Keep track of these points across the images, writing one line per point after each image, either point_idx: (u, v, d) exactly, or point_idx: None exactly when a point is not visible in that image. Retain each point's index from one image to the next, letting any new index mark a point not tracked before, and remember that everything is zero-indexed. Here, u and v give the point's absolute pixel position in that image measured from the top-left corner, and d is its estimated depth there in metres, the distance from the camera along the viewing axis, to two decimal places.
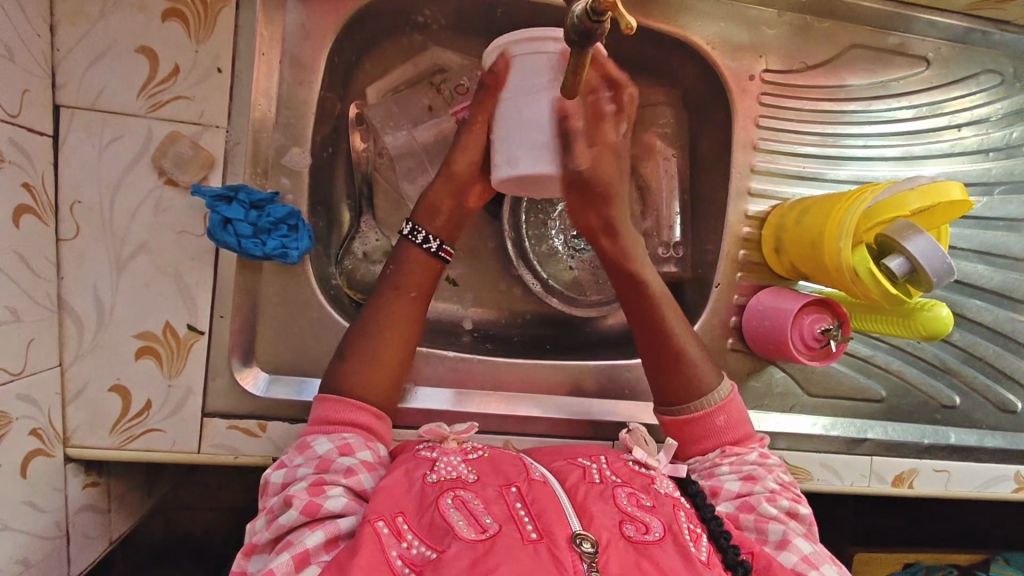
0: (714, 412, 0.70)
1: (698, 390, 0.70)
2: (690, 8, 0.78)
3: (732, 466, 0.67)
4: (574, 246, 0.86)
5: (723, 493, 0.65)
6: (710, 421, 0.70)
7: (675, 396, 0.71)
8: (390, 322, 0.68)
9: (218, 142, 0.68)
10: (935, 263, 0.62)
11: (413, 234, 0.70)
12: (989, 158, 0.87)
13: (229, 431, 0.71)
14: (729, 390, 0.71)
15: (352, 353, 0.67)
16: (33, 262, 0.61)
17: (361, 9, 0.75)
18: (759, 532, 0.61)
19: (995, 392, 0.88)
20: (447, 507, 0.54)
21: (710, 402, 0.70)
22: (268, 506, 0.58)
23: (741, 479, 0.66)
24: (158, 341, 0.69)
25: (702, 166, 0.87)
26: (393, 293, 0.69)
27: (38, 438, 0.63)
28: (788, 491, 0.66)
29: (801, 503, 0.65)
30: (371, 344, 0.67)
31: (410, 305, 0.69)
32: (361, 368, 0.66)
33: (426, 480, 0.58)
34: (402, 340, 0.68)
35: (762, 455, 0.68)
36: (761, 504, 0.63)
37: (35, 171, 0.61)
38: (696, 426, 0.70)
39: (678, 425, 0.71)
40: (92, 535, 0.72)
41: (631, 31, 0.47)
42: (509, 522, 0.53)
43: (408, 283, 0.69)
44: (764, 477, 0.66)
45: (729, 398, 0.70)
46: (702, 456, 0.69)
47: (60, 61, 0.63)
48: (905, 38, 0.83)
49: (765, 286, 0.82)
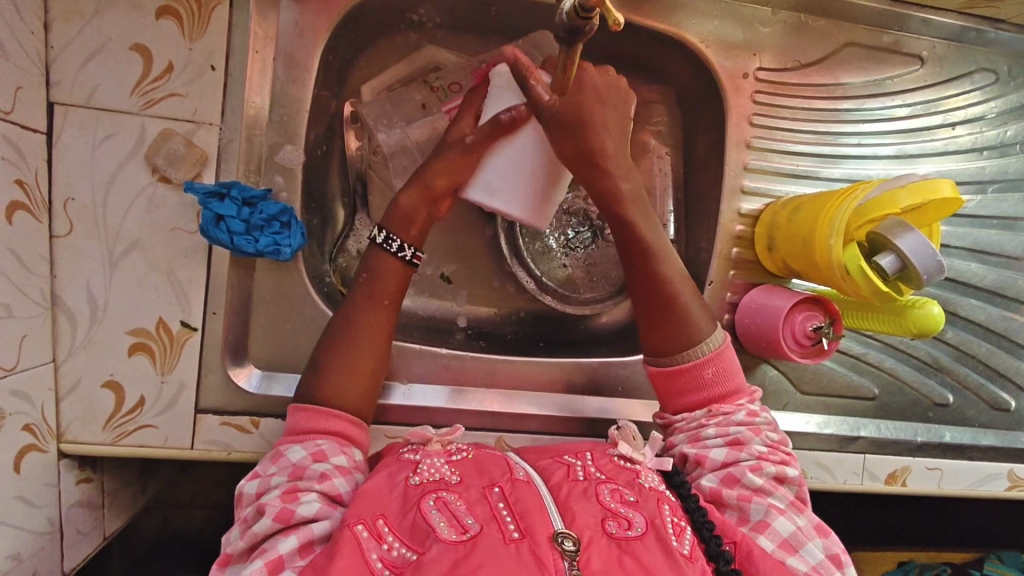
0: (702, 364, 0.67)
1: (688, 340, 0.67)
2: (683, 7, 0.78)
3: (720, 429, 0.66)
4: (570, 244, 0.87)
5: (708, 462, 0.65)
6: (700, 373, 0.67)
7: (665, 348, 0.68)
8: (363, 330, 0.67)
9: (211, 139, 0.68)
10: (927, 261, 0.62)
11: (387, 242, 0.69)
12: (984, 157, 0.87)
13: (222, 427, 0.71)
14: (720, 339, 0.68)
15: (326, 364, 0.65)
16: (26, 258, 0.62)
17: (356, 7, 0.75)
18: (741, 510, 0.61)
19: (989, 390, 0.88)
20: (429, 509, 0.55)
21: (699, 353, 0.67)
22: (243, 516, 0.58)
23: (727, 445, 0.65)
24: (151, 337, 0.69)
25: (696, 164, 0.87)
26: (366, 302, 0.68)
27: (32, 433, 0.64)
28: (775, 453, 0.66)
29: (787, 466, 0.65)
30: (343, 351, 0.66)
31: (383, 313, 0.68)
32: (335, 374, 0.65)
33: (409, 481, 0.59)
34: (376, 345, 0.67)
35: (749, 414, 0.67)
36: (746, 475, 0.63)
37: (29, 168, 0.62)
38: (683, 378, 0.68)
39: (667, 374, 0.68)
40: (85, 531, 0.73)
41: (618, 27, 0.47)
42: (491, 522, 0.53)
43: (381, 291, 0.68)
44: (751, 441, 0.65)
45: (721, 349, 0.67)
46: (690, 414, 0.68)
47: (54, 59, 0.64)
48: (899, 37, 0.83)
49: (757, 284, 0.82)
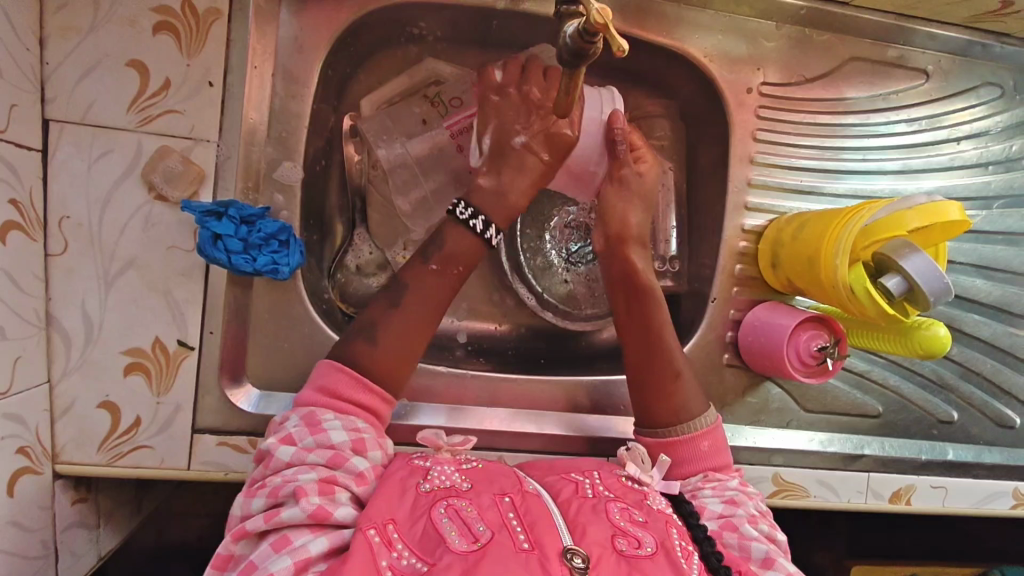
0: (699, 437, 0.68)
1: (687, 412, 0.70)
2: (686, 21, 0.77)
3: (715, 490, 0.65)
4: (572, 260, 0.86)
5: (705, 513, 0.63)
6: (696, 445, 0.68)
7: (663, 419, 0.70)
8: (418, 299, 0.67)
9: (209, 156, 0.67)
10: (933, 283, 0.62)
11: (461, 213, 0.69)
12: (989, 172, 0.86)
13: (219, 448, 0.71)
14: (715, 418, 0.70)
15: (382, 338, 0.65)
16: (20, 279, 0.61)
17: (356, 21, 0.74)
18: (742, 550, 0.60)
19: (993, 407, 0.87)
20: (440, 516, 0.53)
21: (696, 426, 0.69)
22: (270, 487, 0.55)
23: (723, 502, 0.64)
24: (147, 357, 0.68)
25: (699, 178, 0.86)
26: (431, 271, 0.68)
27: (26, 456, 0.63)
28: (766, 518, 0.65)
29: (778, 529, 0.63)
30: (401, 318, 0.66)
31: (443, 278, 0.69)
32: (391, 345, 0.65)
33: (420, 488, 0.57)
34: (430, 313, 0.68)
35: (741, 483, 0.67)
36: (744, 525, 0.61)
37: (23, 187, 0.61)
38: (680, 448, 0.68)
39: (664, 445, 0.69)
40: (80, 552, 0.72)
41: (623, 53, 0.45)
42: (502, 531, 0.53)
43: (454, 260, 0.69)
44: (746, 502, 0.64)
45: (714, 427, 0.70)
46: (686, 481, 0.67)
47: (49, 75, 0.63)
48: (904, 51, 0.83)
49: (761, 301, 0.81)
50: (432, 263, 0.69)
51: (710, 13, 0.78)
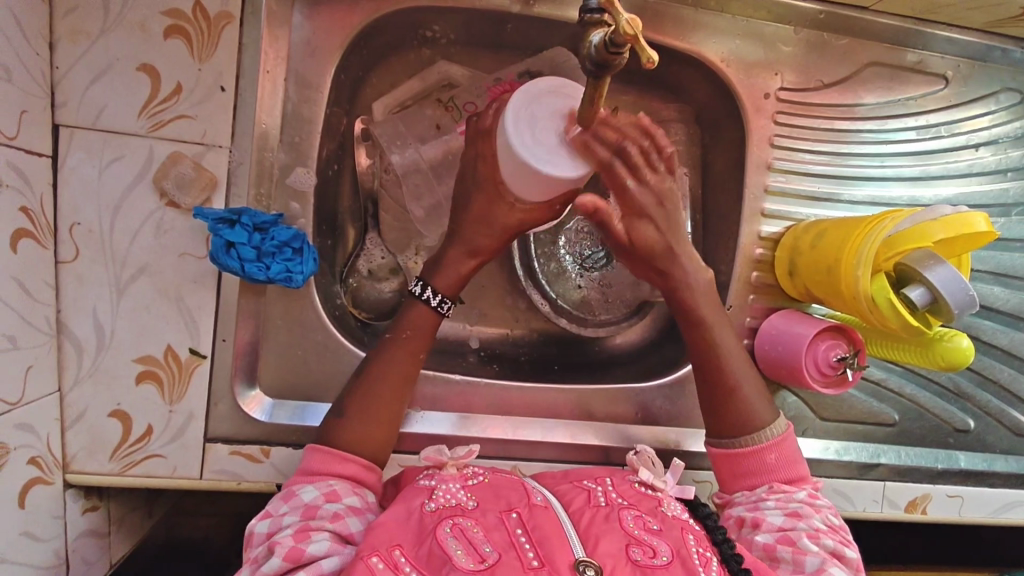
0: (765, 449, 0.67)
1: (751, 422, 0.68)
2: (703, 25, 0.76)
3: (779, 502, 0.65)
4: (586, 264, 0.85)
5: (765, 525, 0.63)
6: (762, 458, 0.67)
7: (728, 429, 0.68)
8: (388, 381, 0.66)
9: (221, 162, 0.66)
10: (958, 295, 0.61)
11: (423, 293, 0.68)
12: (1008, 178, 0.85)
13: (232, 457, 0.70)
14: (783, 427, 0.68)
15: (351, 410, 0.65)
16: (32, 287, 0.60)
17: (369, 24, 0.73)
18: (797, 564, 0.60)
19: (1010, 416, 0.87)
20: (446, 537, 0.53)
21: (762, 437, 0.67)
22: (252, 555, 0.56)
23: (785, 514, 0.63)
24: (159, 365, 0.67)
25: (714, 184, 0.85)
26: (393, 351, 0.67)
27: (37, 466, 0.62)
28: (834, 533, 0.64)
29: (846, 546, 0.62)
30: (367, 399, 0.65)
31: (406, 361, 0.67)
32: (363, 425, 0.64)
33: (425, 508, 0.57)
34: (397, 392, 0.66)
35: (811, 494, 0.66)
36: (803, 539, 0.61)
37: (34, 193, 0.60)
38: (745, 460, 0.67)
39: (732, 456, 0.68)
40: (91, 560, 0.71)
41: (652, 65, 0.43)
42: (509, 550, 0.52)
43: (407, 342, 0.68)
44: (810, 515, 0.63)
45: (783, 437, 0.68)
46: (751, 490, 0.67)
47: (60, 80, 0.62)
48: (924, 56, 0.81)
49: (778, 309, 0.81)
50: (389, 333, 0.68)
51: (728, 16, 0.77)
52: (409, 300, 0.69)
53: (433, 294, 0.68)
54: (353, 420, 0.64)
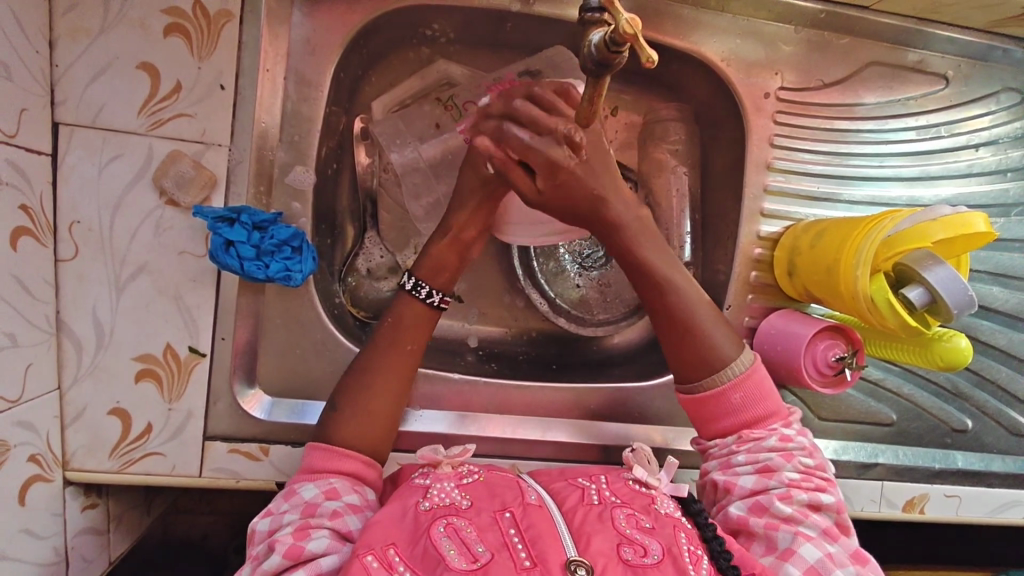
0: (728, 391, 0.65)
1: (717, 363, 0.65)
2: (703, 24, 0.76)
3: (749, 455, 0.64)
4: (584, 263, 0.86)
5: (737, 490, 0.64)
6: (728, 398, 0.65)
7: (696, 374, 0.66)
8: (381, 376, 0.65)
9: (220, 161, 0.66)
10: (957, 296, 0.61)
11: (416, 289, 0.68)
12: (1007, 179, 0.85)
13: (231, 455, 0.70)
14: (747, 362, 0.66)
15: (346, 405, 0.64)
16: (31, 285, 0.60)
17: (369, 22, 0.73)
18: (769, 540, 0.60)
19: (1008, 416, 0.87)
20: (439, 536, 0.53)
21: (726, 377, 0.65)
22: (254, 552, 0.57)
23: (756, 472, 0.63)
24: (158, 363, 0.67)
25: (713, 183, 0.85)
26: (388, 347, 0.66)
27: (37, 464, 0.62)
28: (811, 478, 0.63)
29: (822, 492, 0.63)
30: (363, 396, 0.64)
31: (403, 357, 0.66)
32: (357, 423, 0.63)
33: (419, 507, 0.57)
34: (394, 392, 0.65)
35: (782, 437, 0.64)
36: (774, 504, 0.61)
37: (33, 192, 0.60)
38: (711, 403, 0.66)
39: (696, 401, 0.67)
40: (91, 557, 0.71)
41: (652, 65, 0.42)
42: (502, 550, 0.52)
43: (403, 335, 0.67)
44: (782, 467, 0.63)
45: (750, 371, 0.65)
46: (723, 441, 0.66)
47: (60, 78, 0.62)
48: (924, 55, 0.81)
49: (777, 308, 0.81)
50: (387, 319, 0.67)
51: (728, 16, 0.77)
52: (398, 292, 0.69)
53: (408, 278, 0.68)
54: (346, 420, 0.63)
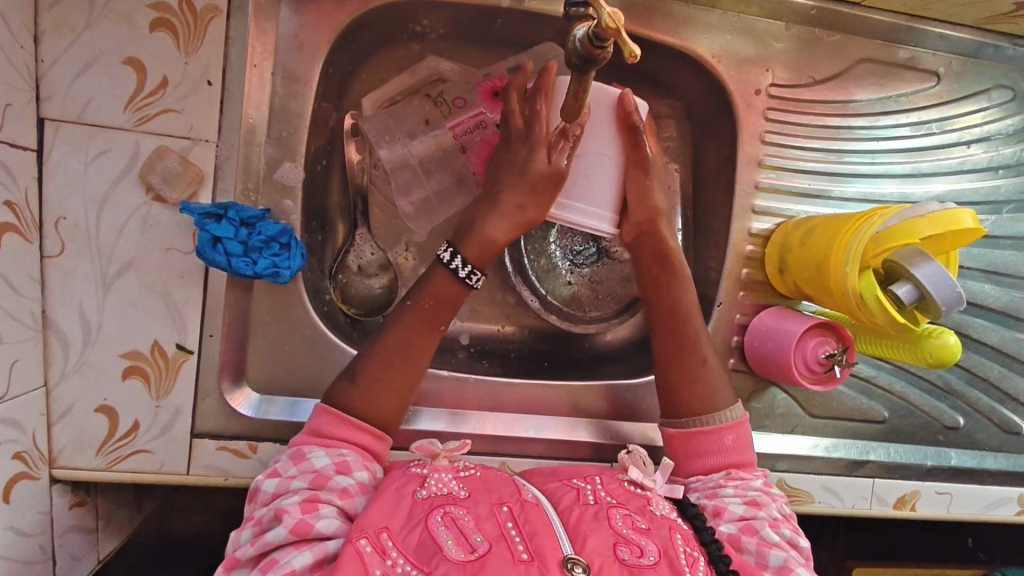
0: (722, 430, 0.68)
1: (711, 405, 0.69)
2: (694, 20, 0.76)
3: (738, 490, 0.65)
4: (575, 260, 0.85)
5: (726, 514, 0.63)
6: (720, 437, 0.68)
7: (687, 410, 0.70)
8: (405, 348, 0.66)
9: (208, 157, 0.66)
10: (945, 292, 0.61)
11: (467, 275, 0.66)
12: (999, 176, 0.85)
13: (219, 452, 0.70)
14: (740, 412, 0.70)
15: (362, 376, 0.64)
16: (17, 282, 0.60)
17: (358, 18, 0.72)
18: (761, 557, 0.60)
19: (999, 413, 0.87)
20: (436, 526, 0.53)
21: (720, 420, 0.69)
22: (256, 517, 0.56)
23: (745, 503, 0.64)
24: (146, 360, 0.67)
25: (705, 180, 0.85)
26: (410, 320, 0.66)
27: (23, 462, 0.62)
28: (788, 521, 0.64)
29: (799, 534, 0.63)
30: (381, 365, 0.65)
31: (423, 333, 0.66)
32: (372, 390, 0.64)
33: (416, 495, 0.57)
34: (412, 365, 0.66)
35: (765, 481, 0.67)
36: (765, 529, 0.61)
37: (18, 188, 0.59)
38: (703, 440, 0.68)
39: (687, 434, 0.69)
40: (78, 555, 0.71)
41: (634, 59, 0.43)
42: (500, 541, 0.52)
43: (430, 315, 0.66)
44: (768, 503, 0.64)
45: (739, 421, 0.69)
46: (707, 476, 0.67)
47: (45, 73, 0.61)
48: (916, 52, 0.81)
49: (767, 305, 0.80)
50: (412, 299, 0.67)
51: (718, 12, 0.76)
52: (438, 267, 0.66)
53: (461, 264, 0.65)
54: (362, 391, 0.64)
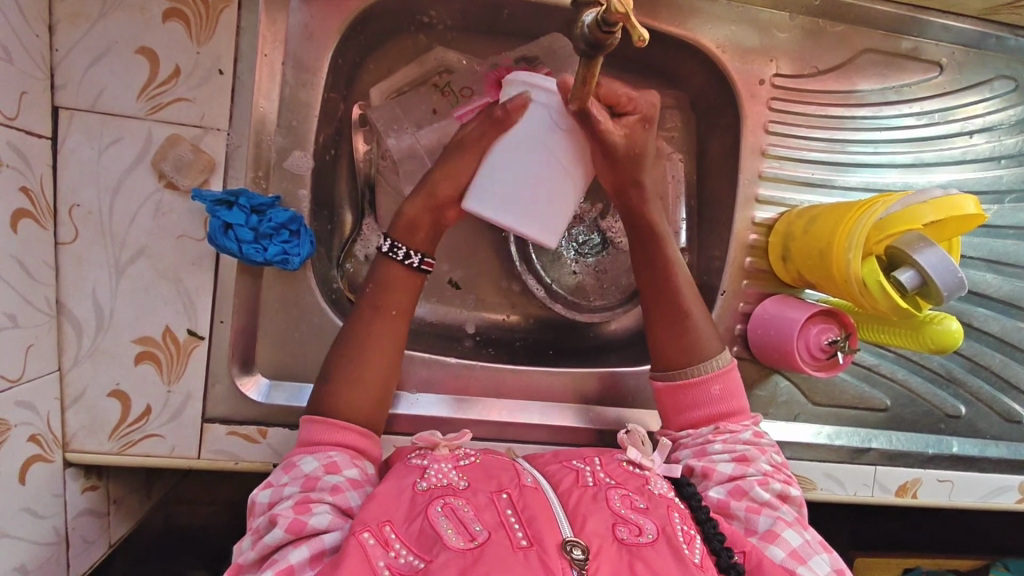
0: (710, 380, 0.69)
1: (698, 354, 0.69)
2: (698, 10, 0.77)
3: (726, 445, 0.66)
4: (580, 250, 0.87)
5: (716, 475, 0.64)
6: (707, 390, 0.69)
7: (674, 360, 0.70)
8: (373, 346, 0.67)
9: (219, 145, 0.67)
10: (946, 278, 0.62)
11: (393, 250, 0.68)
12: (1001, 166, 0.85)
13: (229, 437, 0.71)
14: (728, 359, 0.70)
15: (336, 376, 0.65)
16: (32, 267, 0.61)
17: (367, 9, 0.73)
18: (749, 521, 0.61)
19: (1001, 402, 0.87)
20: (437, 515, 0.54)
21: (708, 368, 0.69)
22: (255, 525, 0.57)
23: (734, 459, 0.65)
24: (157, 346, 0.68)
25: (709, 171, 0.85)
26: (374, 314, 0.67)
27: (37, 444, 0.63)
28: (780, 473, 0.66)
29: (791, 486, 0.65)
30: (352, 365, 0.65)
31: (388, 325, 0.68)
32: (347, 392, 0.65)
33: (417, 487, 0.57)
34: (384, 369, 0.67)
35: (755, 433, 0.68)
36: (754, 489, 0.62)
37: (34, 175, 0.60)
38: (691, 392, 0.69)
39: (676, 387, 0.70)
40: (91, 539, 0.72)
41: (643, 44, 0.43)
42: (499, 529, 0.53)
43: (388, 303, 0.68)
44: (757, 458, 0.65)
45: (727, 368, 0.70)
46: (696, 431, 0.69)
47: (60, 62, 0.62)
48: (919, 43, 0.82)
49: (771, 294, 0.81)
50: (370, 287, 0.68)
51: (723, 2, 0.77)
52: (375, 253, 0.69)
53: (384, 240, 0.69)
54: (340, 385, 0.65)
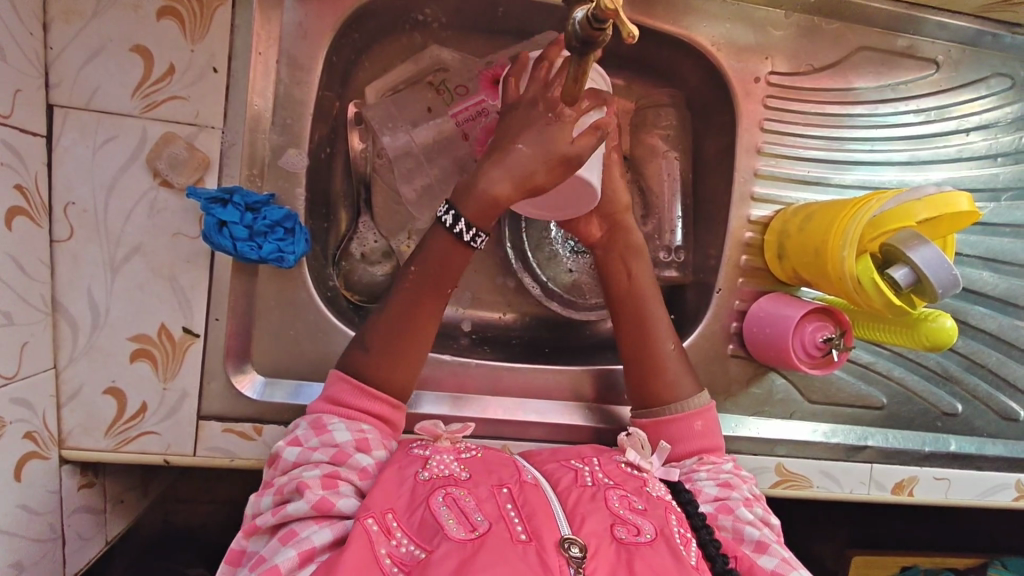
0: (692, 416, 0.69)
1: (678, 394, 0.70)
2: (694, 8, 0.77)
3: (710, 473, 0.66)
4: (576, 247, 0.86)
5: (701, 496, 0.64)
6: (690, 424, 0.69)
7: (656, 400, 0.71)
8: (413, 317, 0.65)
9: (213, 143, 0.67)
10: (941, 273, 0.61)
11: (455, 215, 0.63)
12: (997, 164, 0.85)
13: (225, 434, 0.71)
14: (708, 399, 0.71)
15: (373, 343, 0.64)
16: (26, 264, 0.61)
17: (360, 8, 0.73)
18: (738, 534, 0.61)
19: (998, 400, 0.87)
20: (438, 506, 0.54)
21: (688, 406, 0.69)
22: (277, 485, 0.57)
23: (718, 485, 0.65)
24: (153, 343, 0.68)
25: (705, 168, 0.85)
26: (416, 281, 0.65)
27: (33, 441, 0.63)
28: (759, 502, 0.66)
29: (770, 514, 0.65)
30: (391, 328, 0.64)
31: (428, 302, 0.65)
32: (385, 357, 0.64)
33: (419, 476, 0.57)
34: (421, 341, 0.66)
35: (734, 466, 0.69)
36: (739, 508, 0.63)
37: (28, 172, 0.60)
38: (674, 426, 0.69)
39: (658, 423, 0.70)
40: (87, 537, 0.72)
41: (632, 40, 0.43)
42: (499, 522, 0.53)
43: (432, 271, 0.64)
44: (739, 485, 0.66)
45: (707, 407, 0.70)
46: (679, 464, 0.68)
47: (54, 60, 0.62)
48: (914, 40, 0.82)
49: (766, 292, 0.81)
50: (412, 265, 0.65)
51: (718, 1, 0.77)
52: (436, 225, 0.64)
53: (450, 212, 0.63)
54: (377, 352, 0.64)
